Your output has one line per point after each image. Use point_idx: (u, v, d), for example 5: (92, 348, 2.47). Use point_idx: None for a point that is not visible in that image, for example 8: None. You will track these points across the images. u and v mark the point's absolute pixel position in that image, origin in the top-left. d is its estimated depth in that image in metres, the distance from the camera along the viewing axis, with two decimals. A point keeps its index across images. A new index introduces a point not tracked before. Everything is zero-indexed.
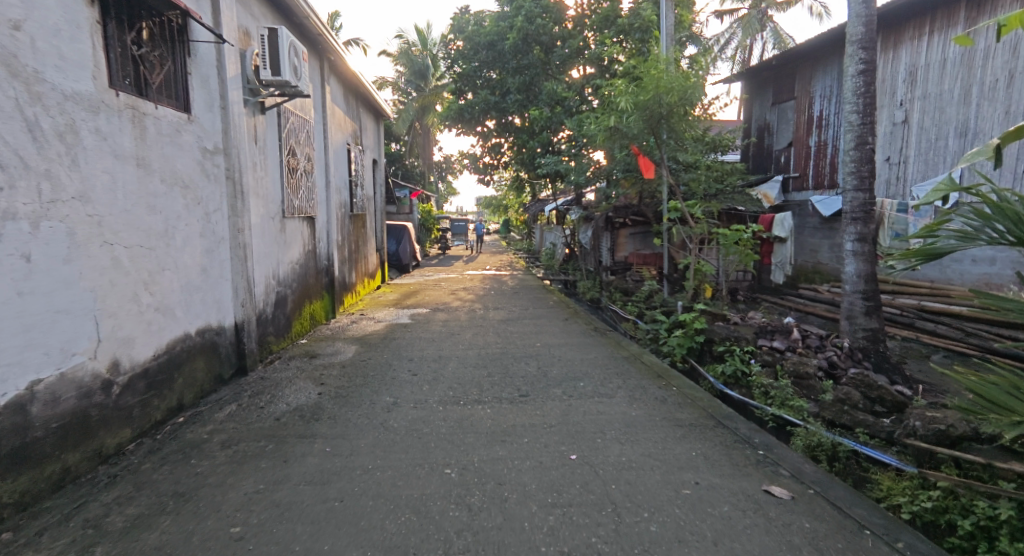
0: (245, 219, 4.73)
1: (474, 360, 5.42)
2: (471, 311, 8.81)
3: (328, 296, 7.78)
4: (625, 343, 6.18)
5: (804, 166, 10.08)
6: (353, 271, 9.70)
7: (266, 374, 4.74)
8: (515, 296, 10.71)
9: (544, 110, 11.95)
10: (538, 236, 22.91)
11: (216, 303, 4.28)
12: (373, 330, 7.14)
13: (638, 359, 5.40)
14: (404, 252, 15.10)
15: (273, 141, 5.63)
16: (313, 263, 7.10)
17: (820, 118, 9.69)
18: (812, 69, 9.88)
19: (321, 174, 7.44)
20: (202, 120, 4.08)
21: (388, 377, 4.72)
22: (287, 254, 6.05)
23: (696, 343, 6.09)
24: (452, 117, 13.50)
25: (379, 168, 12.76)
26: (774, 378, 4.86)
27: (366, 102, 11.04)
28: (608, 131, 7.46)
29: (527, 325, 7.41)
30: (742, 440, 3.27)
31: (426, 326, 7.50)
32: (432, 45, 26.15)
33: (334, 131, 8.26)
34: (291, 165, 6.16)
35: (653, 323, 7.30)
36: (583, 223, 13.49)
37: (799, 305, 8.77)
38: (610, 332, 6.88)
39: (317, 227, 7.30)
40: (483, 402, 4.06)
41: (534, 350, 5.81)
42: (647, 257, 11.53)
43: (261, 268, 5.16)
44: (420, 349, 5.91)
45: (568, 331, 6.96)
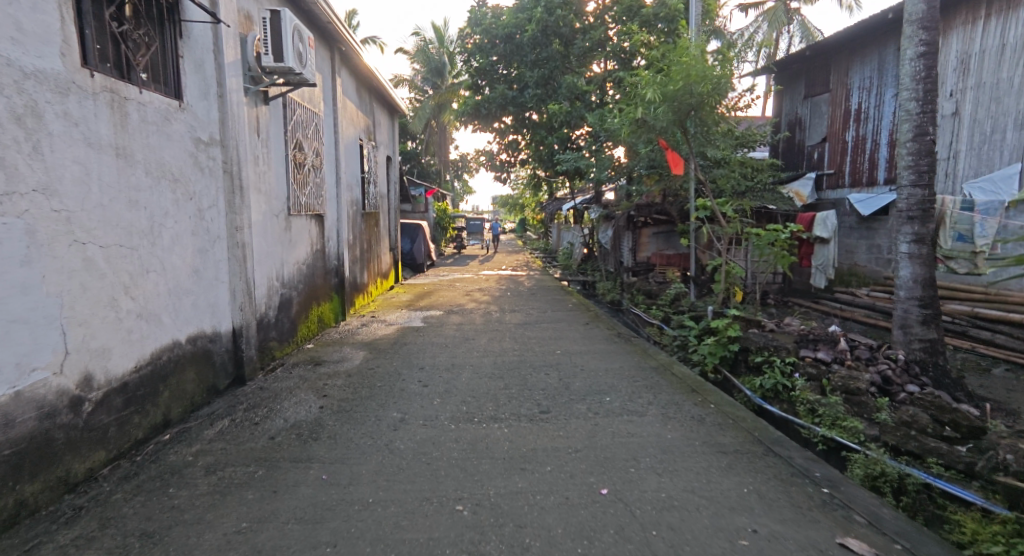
0: (244, 216, 4.39)
1: (490, 369, 5.03)
2: (487, 314, 8.42)
3: (337, 298, 7.46)
4: (652, 350, 5.74)
5: (839, 163, 9.54)
6: (365, 272, 9.38)
7: (265, 384, 4.40)
8: (532, 298, 10.31)
9: (564, 104, 11.51)
10: (555, 236, 22.49)
11: (210, 307, 3.93)
12: (383, 335, 6.78)
13: (668, 370, 4.96)
14: (418, 252, 14.78)
15: (276, 134, 5.28)
16: (321, 263, 6.77)
17: (858, 111, 9.14)
18: (849, 59, 9.32)
19: (331, 170, 7.09)
20: (196, 108, 3.73)
21: (397, 389, 4.36)
22: (292, 254, 5.72)
23: (730, 351, 5.64)
24: (468, 113, 13.13)
25: (393, 165, 12.42)
26: (821, 394, 4.41)
27: (380, 97, 10.70)
28: (634, 124, 7.00)
29: (546, 330, 7.00)
30: (797, 474, 2.82)
31: (439, 330, 7.14)
32: (449, 41, 25.85)
33: (345, 126, 7.92)
34: (298, 160, 5.82)
35: (681, 329, 6.85)
36: (604, 222, 12.97)
37: (835, 310, 8.25)
38: (634, 339, 6.44)
39: (326, 225, 6.97)
40: (499, 420, 3.67)
41: (554, 358, 5.40)
42: (671, 257, 10.90)
43: (262, 269, 4.83)
44: (432, 356, 5.55)
45: (590, 337, 6.53)
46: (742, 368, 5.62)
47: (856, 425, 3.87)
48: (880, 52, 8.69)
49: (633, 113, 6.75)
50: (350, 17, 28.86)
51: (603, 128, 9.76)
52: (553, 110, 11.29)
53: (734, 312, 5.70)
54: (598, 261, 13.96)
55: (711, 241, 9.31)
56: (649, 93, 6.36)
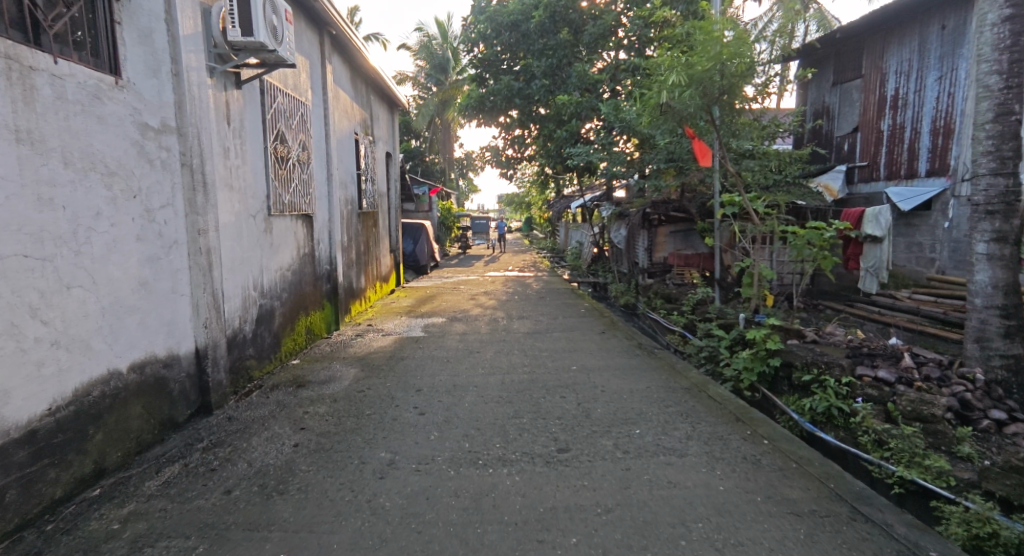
0: (209, 217, 3.74)
1: (498, 391, 4.38)
2: (493, 321, 7.76)
3: (330, 306, 6.85)
4: (681, 366, 5.08)
5: (874, 154, 9.00)
6: (362, 276, 8.75)
7: (235, 413, 3.76)
8: (541, 302, 9.67)
9: (574, 95, 10.84)
10: (563, 235, 21.81)
11: (164, 327, 3.29)
12: (378, 347, 6.14)
13: (705, 391, 4.31)
14: (422, 253, 14.17)
15: (254, 122, 4.64)
16: (309, 268, 6.12)
17: (896, 98, 8.54)
18: (885, 41, 8.72)
19: (321, 165, 6.47)
20: (141, 86, 3.09)
21: (389, 419, 3.72)
22: (274, 259, 5.09)
23: (769, 367, 4.98)
24: (472, 107, 12.48)
25: (394, 162, 11.78)
26: (888, 423, 3.77)
27: (378, 89, 10.06)
28: (653, 111, 6.31)
29: (561, 341, 6.33)
30: (902, 551, 2.16)
31: (441, 342, 6.49)
32: (453, 36, 25.21)
33: (339, 118, 7.30)
34: (281, 154, 5.18)
35: (708, 339, 6.19)
36: (617, 220, 12.23)
37: (873, 314, 7.58)
38: (659, 351, 5.77)
39: (316, 227, 6.33)
40: (509, 464, 3.02)
41: (570, 377, 4.76)
42: (690, 257, 10.14)
43: (233, 278, 4.19)
44: (432, 375, 4.92)
45: (608, 349, 5.86)
46: (783, 386, 4.97)
47: (942, 464, 3.17)
48: (920, 32, 8.04)
49: (654, 98, 6.07)
50: (352, 14, 28.29)
51: (619, 119, 9.11)
52: (562, 101, 10.61)
53: (775, 321, 5.04)
54: (611, 262, 13.26)
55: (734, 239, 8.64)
56: (673, 77, 5.66)
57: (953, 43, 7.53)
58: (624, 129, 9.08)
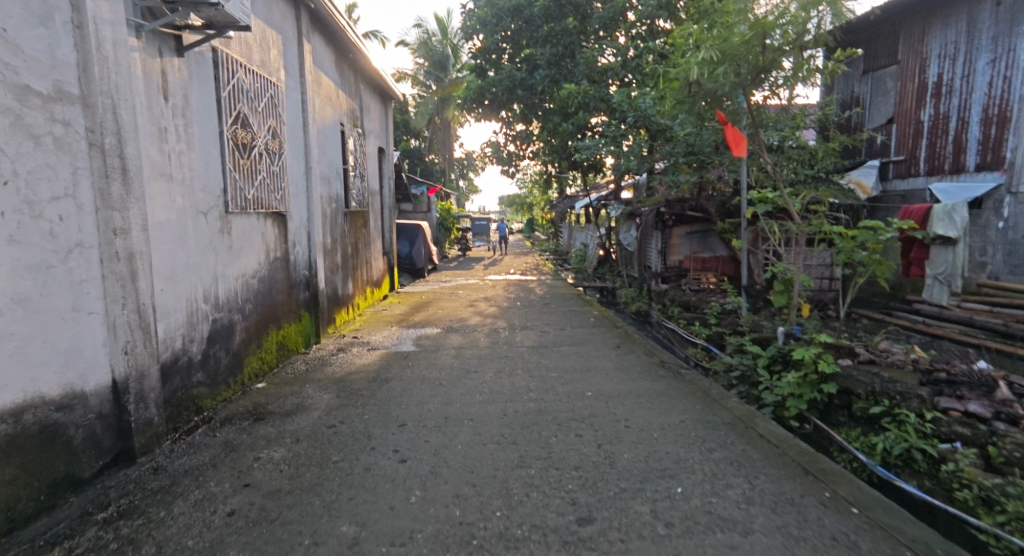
0: (133, 213, 2.92)
1: (499, 428, 3.57)
2: (494, 333, 6.96)
3: (309, 316, 6.06)
4: (718, 393, 4.29)
5: (912, 148, 8.34)
6: (349, 282, 7.96)
7: (166, 461, 2.96)
8: (546, 310, 8.85)
9: (581, 84, 10.09)
10: (566, 236, 21.04)
11: (60, 356, 2.48)
12: (362, 365, 5.35)
13: (753, 427, 3.54)
14: (419, 255, 13.40)
15: (205, 99, 3.81)
16: (282, 274, 5.33)
17: (939, 85, 7.89)
18: (925, 23, 8.08)
19: (296, 157, 5.65)
20: (19, 35, 2.31)
21: (360, 470, 2.93)
22: (234, 265, 4.28)
23: (822, 393, 4.21)
24: (471, 99, 11.69)
25: (388, 158, 10.99)
26: (996, 475, 3.05)
27: (369, 78, 9.32)
28: (676, 95, 5.49)
29: (572, 358, 5.54)
30: None
31: (433, 358, 5.70)
32: (452, 32, 24.35)
33: (320, 105, 6.51)
34: (245, 141, 4.38)
35: (740, 356, 5.43)
36: (626, 220, 11.42)
37: (919, 324, 6.81)
38: (686, 371, 4.98)
39: (290, 227, 5.54)
40: (513, 547, 2.23)
41: (586, 408, 3.97)
42: (707, 261, 9.38)
43: (171, 291, 3.36)
44: (420, 403, 4.12)
45: (626, 369, 5.08)
46: (837, 415, 4.20)
47: None
48: (970, 11, 7.37)
49: (682, 76, 5.20)
50: (349, 10, 27.45)
51: (633, 110, 8.33)
52: (569, 91, 9.81)
53: (826, 338, 4.30)
54: (619, 266, 12.47)
55: (759, 240, 7.87)
56: (702, 53, 4.84)
57: (1009, 21, 6.86)
58: (637, 120, 8.31)
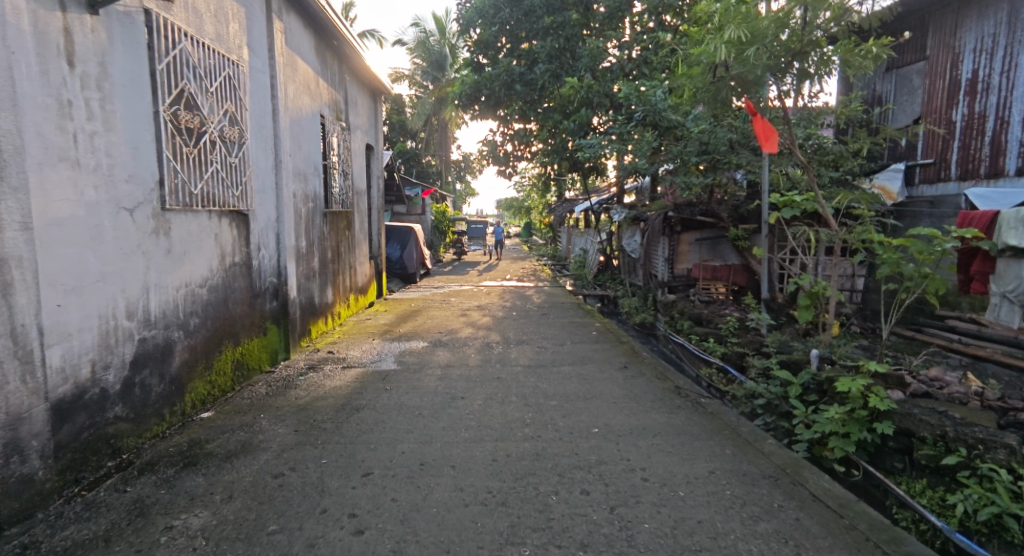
0: (6, 207, 2.30)
1: (486, 482, 2.88)
2: (486, 349, 6.25)
3: (276, 330, 5.37)
4: (749, 432, 3.63)
5: (942, 151, 7.70)
6: (328, 289, 7.26)
7: (50, 534, 2.29)
8: (544, 321, 8.20)
9: (585, 78, 9.44)
10: (565, 241, 20.37)
11: None
12: (333, 388, 4.65)
13: (802, 484, 2.88)
14: (410, 259, 12.73)
15: (134, 71, 3.12)
16: (242, 282, 4.64)
17: (974, 82, 7.25)
18: (959, 15, 7.46)
19: (262, 148, 4.94)
20: None
21: (304, 547, 2.25)
22: (174, 273, 3.55)
23: (874, 432, 3.58)
24: (467, 95, 11.02)
25: (377, 156, 10.30)
26: None
27: (356, 70, 8.66)
28: (696, 84, 4.83)
29: (574, 383, 4.87)
30: None
31: (415, 380, 4.99)
32: (450, 32, 23.67)
33: (294, 92, 5.81)
34: (190, 125, 3.67)
35: (766, 383, 4.80)
36: (629, 226, 10.74)
37: (958, 343, 6.21)
38: (706, 401, 4.32)
39: (254, 229, 4.85)
40: None
41: (594, 452, 3.30)
42: (718, 270, 8.61)
43: (76, 304, 2.68)
44: (392, 442, 3.43)
45: (638, 398, 4.42)
46: (892, 461, 3.54)
47: None
48: (1012, 1, 6.76)
49: (703, 58, 4.53)
50: (347, 10, 26.86)
51: (643, 105, 7.64)
52: (571, 86, 9.15)
53: (876, 369, 3.68)
54: (622, 273, 11.82)
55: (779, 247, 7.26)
56: (729, 31, 4.13)
57: None
58: (646, 116, 7.62)
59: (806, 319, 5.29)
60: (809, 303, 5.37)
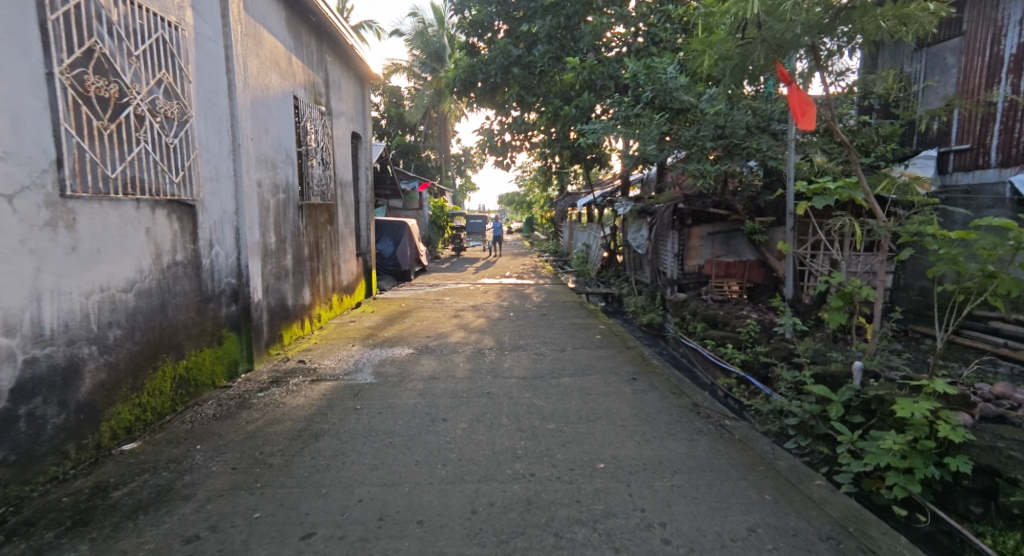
0: None
1: (459, 548, 2.23)
2: (477, 357, 5.57)
3: (235, 338, 4.71)
4: (791, 468, 2.96)
5: (980, 135, 6.97)
6: (305, 288, 6.58)
7: None
8: (543, 323, 7.52)
9: (587, 59, 8.73)
10: (567, 237, 19.68)
11: None
12: (293, 408, 3.97)
13: (872, 553, 2.22)
14: (404, 255, 12.07)
15: (14, 23, 2.52)
16: (188, 284, 3.96)
17: (1019, 57, 6.49)
18: None
19: (212, 128, 4.24)
20: None
21: None
22: (83, 276, 2.91)
23: (944, 468, 2.91)
24: (461, 80, 10.31)
25: (365, 146, 9.61)
26: None
27: (339, 51, 7.98)
28: (715, 52, 4.04)
29: (575, 399, 4.20)
30: None
31: (391, 396, 4.31)
32: (448, 21, 22.84)
33: (257, 66, 5.10)
34: (104, 93, 3.02)
35: (798, 399, 4.14)
36: (635, 218, 10.05)
37: (1007, 348, 5.50)
38: (731, 424, 3.64)
39: (203, 222, 4.17)
40: None
41: (599, 499, 2.65)
42: (731, 266, 7.96)
43: None
44: (348, 484, 2.78)
45: (651, 420, 3.76)
46: (965, 504, 2.87)
47: None
48: None
49: (729, 17, 3.77)
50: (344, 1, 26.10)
51: (653, 84, 6.90)
52: (573, 66, 8.58)
53: (944, 390, 3.02)
54: (628, 269, 11.11)
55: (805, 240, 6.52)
56: None
57: None
58: (655, 96, 6.88)
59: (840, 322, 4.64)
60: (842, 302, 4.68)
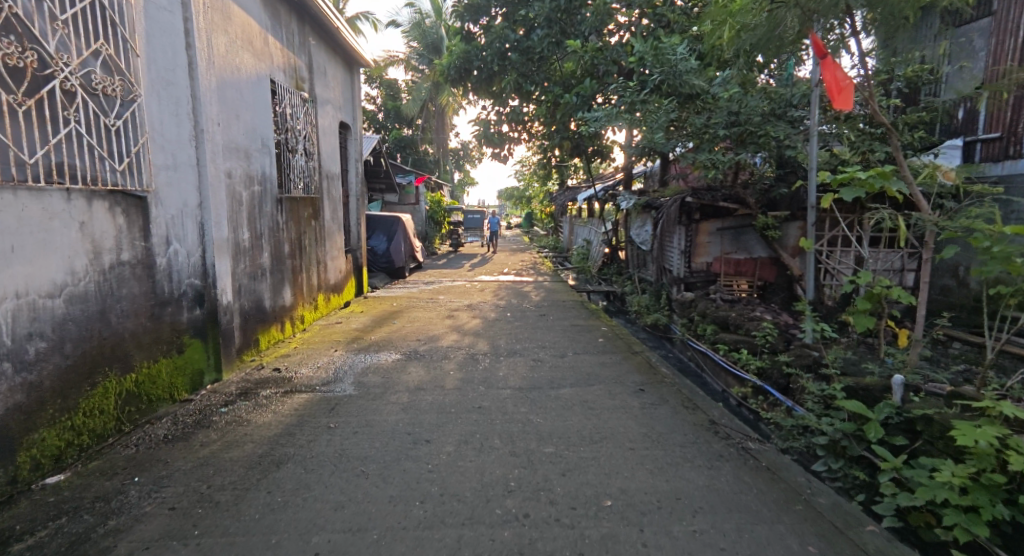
0: None
1: None
2: (469, 364, 5.09)
3: (200, 346, 4.23)
4: (831, 508, 2.53)
5: (1011, 123, 6.50)
6: (285, 288, 6.11)
7: None
8: (542, 324, 7.07)
9: (589, 43, 8.22)
10: (567, 231, 19.20)
11: None
12: (257, 427, 3.49)
13: None
14: (398, 252, 11.59)
15: None
16: (138, 286, 3.49)
17: None
18: None
19: (166, 110, 3.75)
20: None
21: None
22: None
23: (1015, 508, 2.46)
24: (456, 67, 9.82)
25: (354, 136, 9.13)
26: None
27: (324, 35, 7.49)
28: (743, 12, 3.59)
29: (577, 415, 3.75)
30: None
31: (371, 412, 3.85)
32: (446, 11, 22.24)
33: (224, 43, 4.60)
34: (17, 63, 2.61)
35: (827, 415, 3.68)
36: (638, 213, 9.57)
37: None
38: (755, 447, 3.19)
39: (157, 216, 3.68)
40: None
41: (607, 550, 2.25)
42: (741, 264, 7.56)
43: None
44: (308, 529, 2.35)
45: (663, 440, 3.32)
46: None
47: None
48: None
49: None
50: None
51: (660, 66, 6.40)
52: (573, 50, 8.10)
53: (1013, 413, 2.58)
54: (631, 266, 10.65)
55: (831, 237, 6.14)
56: None
57: None
58: (664, 79, 6.38)
59: (866, 325, 4.19)
60: (870, 304, 4.22)
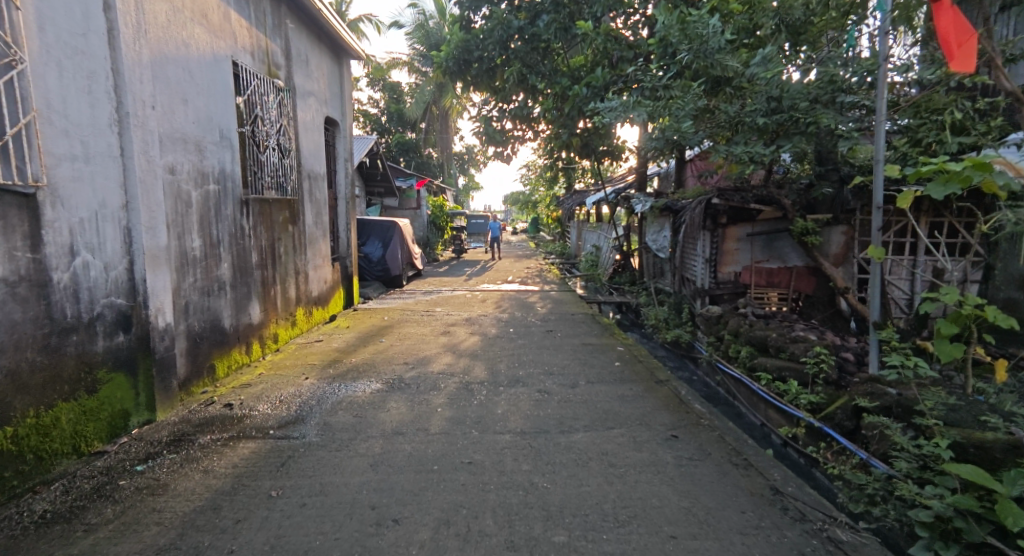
0: None
1: None
2: (462, 398, 4.20)
3: (126, 383, 3.38)
4: None
5: None
6: (252, 303, 5.26)
7: None
8: (549, 343, 6.20)
9: (602, 28, 7.37)
10: (575, 238, 18.30)
11: None
12: (172, 498, 2.64)
13: None
14: (394, 259, 10.74)
15: None
16: (21, 312, 2.72)
17: None
18: None
19: (66, 84, 2.97)
20: None
21: None
22: None
23: None
24: (455, 59, 9.00)
25: (344, 134, 8.36)
26: None
27: (305, 19, 6.73)
28: None
29: (595, 477, 2.88)
30: None
31: (331, 469, 2.99)
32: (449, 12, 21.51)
33: (162, 10, 3.83)
34: None
35: (928, 481, 2.74)
36: (655, 217, 8.70)
37: None
38: (847, 539, 2.31)
39: (51, 219, 2.87)
40: None
41: None
42: (774, 274, 6.64)
43: None
44: None
45: (716, 523, 2.45)
46: None
47: None
48: None
49: None
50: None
51: (689, 42, 5.59)
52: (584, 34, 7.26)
53: None
54: (647, 275, 9.74)
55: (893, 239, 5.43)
56: None
57: None
58: (694, 60, 5.53)
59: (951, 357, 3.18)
60: (956, 329, 3.20)
